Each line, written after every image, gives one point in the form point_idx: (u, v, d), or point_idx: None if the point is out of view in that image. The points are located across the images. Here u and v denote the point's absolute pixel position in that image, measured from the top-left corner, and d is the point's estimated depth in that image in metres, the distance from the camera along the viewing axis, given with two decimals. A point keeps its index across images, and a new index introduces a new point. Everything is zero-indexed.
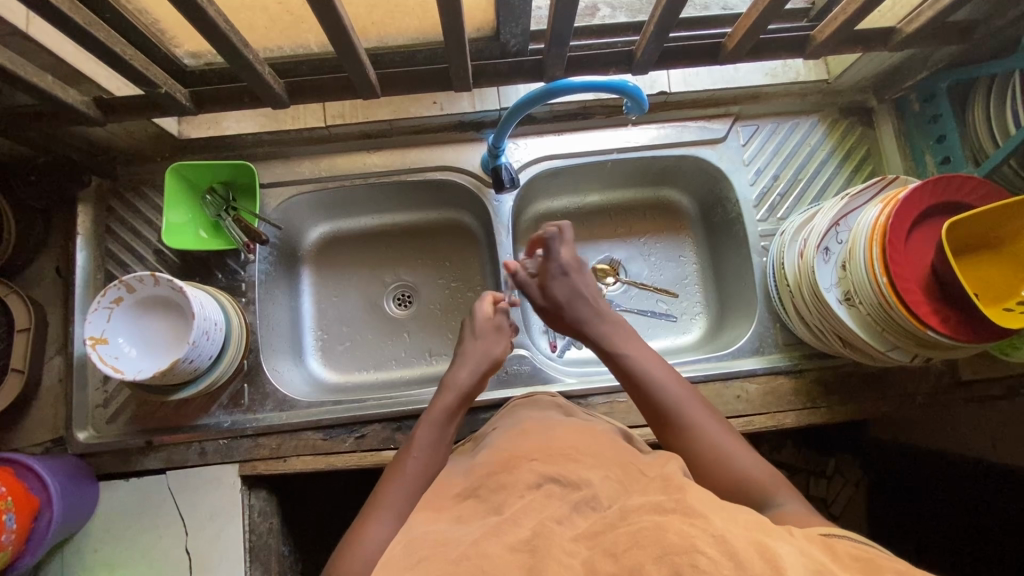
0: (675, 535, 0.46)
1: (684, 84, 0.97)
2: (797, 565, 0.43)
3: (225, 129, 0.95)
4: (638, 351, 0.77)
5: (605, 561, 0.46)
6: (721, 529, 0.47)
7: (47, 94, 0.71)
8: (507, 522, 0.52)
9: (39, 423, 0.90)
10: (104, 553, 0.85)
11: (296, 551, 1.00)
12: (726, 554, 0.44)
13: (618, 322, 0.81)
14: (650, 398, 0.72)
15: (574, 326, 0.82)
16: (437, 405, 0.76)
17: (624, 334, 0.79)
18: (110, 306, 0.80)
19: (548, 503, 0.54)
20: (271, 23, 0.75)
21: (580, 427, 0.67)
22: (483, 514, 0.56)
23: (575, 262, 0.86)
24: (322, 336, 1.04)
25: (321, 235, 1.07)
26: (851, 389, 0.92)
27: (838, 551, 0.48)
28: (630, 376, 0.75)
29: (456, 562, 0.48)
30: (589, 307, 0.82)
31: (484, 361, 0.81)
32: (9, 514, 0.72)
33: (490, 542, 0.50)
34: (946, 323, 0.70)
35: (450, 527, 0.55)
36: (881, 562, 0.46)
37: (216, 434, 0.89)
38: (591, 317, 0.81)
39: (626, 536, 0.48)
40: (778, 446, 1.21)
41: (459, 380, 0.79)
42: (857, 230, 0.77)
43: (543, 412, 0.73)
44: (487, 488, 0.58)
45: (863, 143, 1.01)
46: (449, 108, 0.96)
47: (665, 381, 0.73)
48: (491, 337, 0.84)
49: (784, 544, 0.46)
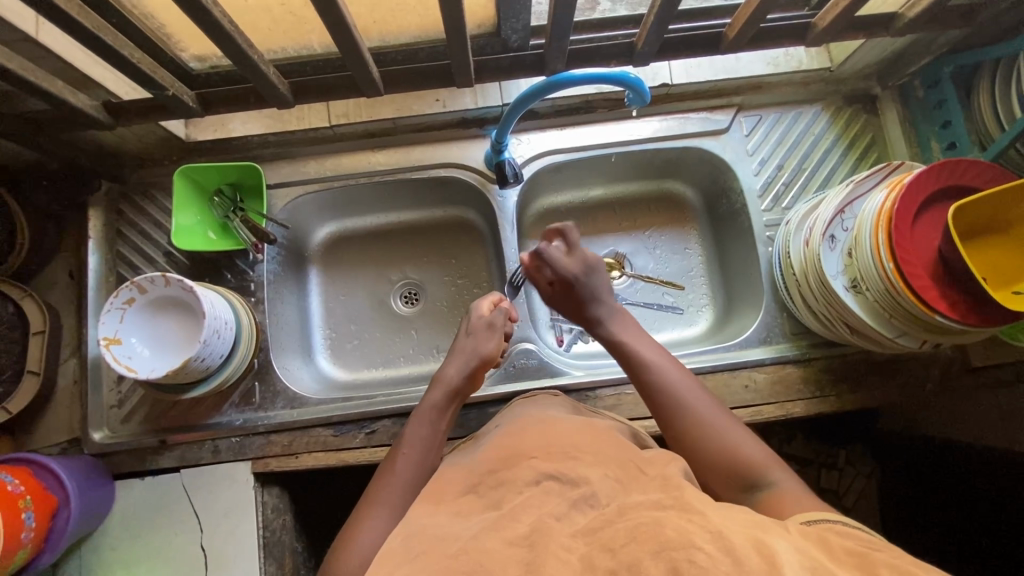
0: (673, 531, 0.46)
1: (685, 76, 0.97)
2: (793, 560, 0.44)
3: (231, 131, 0.97)
4: (640, 342, 0.78)
5: (603, 555, 0.47)
6: (718, 526, 0.47)
7: (58, 99, 0.72)
8: (506, 518, 0.53)
9: (56, 424, 0.92)
10: (121, 551, 0.86)
11: (310, 548, 1.01)
12: (723, 550, 0.44)
13: (622, 316, 0.82)
14: (648, 385, 0.73)
15: (582, 319, 0.83)
16: (427, 401, 0.77)
17: (629, 327, 0.80)
18: (122, 306, 0.82)
19: (546, 500, 0.54)
20: (274, 25, 0.76)
21: (581, 425, 0.68)
22: (482, 510, 0.56)
23: (586, 263, 0.83)
24: (332, 334, 1.05)
25: (328, 234, 1.08)
26: (860, 377, 0.92)
27: (833, 545, 0.48)
28: (632, 365, 0.75)
29: (455, 556, 0.49)
30: (604, 307, 0.82)
31: (472, 358, 0.81)
32: (29, 513, 0.74)
33: (489, 536, 0.51)
34: (954, 308, 0.70)
35: (449, 521, 0.55)
36: (876, 556, 0.46)
37: (229, 432, 0.90)
38: (599, 315, 0.81)
39: (625, 531, 0.48)
40: (789, 439, 1.24)
41: (449, 376, 0.79)
42: (862, 217, 0.77)
43: (544, 409, 0.74)
44: (486, 485, 0.59)
45: (868, 131, 1.01)
46: (451, 105, 0.98)
47: (661, 367, 0.74)
48: (481, 335, 0.83)
49: (781, 541, 0.46)
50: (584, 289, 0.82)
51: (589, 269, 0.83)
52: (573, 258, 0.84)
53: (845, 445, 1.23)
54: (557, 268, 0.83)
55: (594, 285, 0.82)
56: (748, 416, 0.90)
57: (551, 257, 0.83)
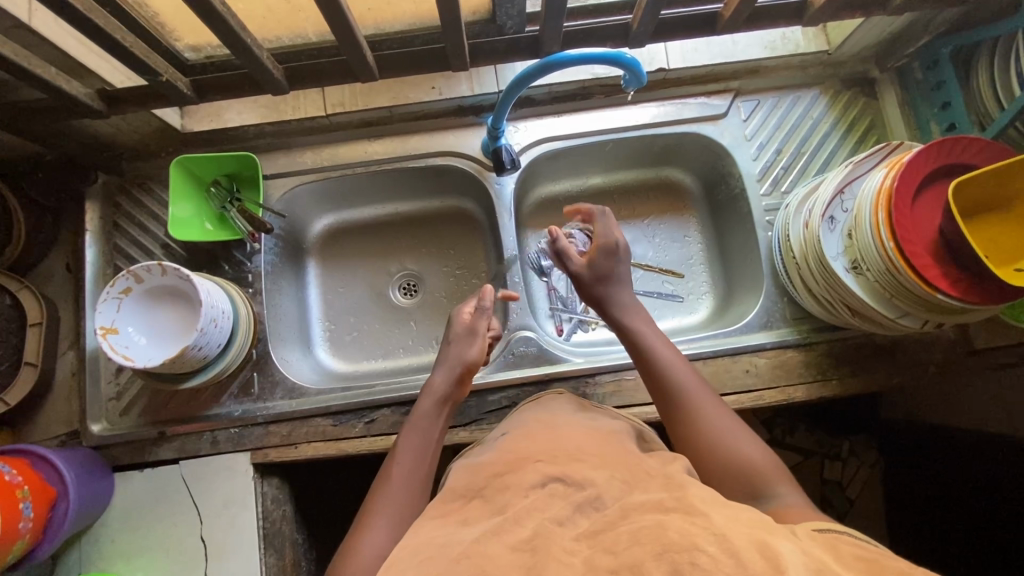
0: (675, 534, 0.46)
1: (683, 60, 0.97)
2: (796, 561, 0.43)
3: (226, 121, 0.96)
4: (652, 332, 0.78)
5: (604, 557, 0.46)
6: (722, 528, 0.46)
7: (51, 86, 0.72)
8: (509, 522, 0.52)
9: (54, 417, 0.91)
10: (121, 542, 0.86)
11: (310, 539, 1.01)
12: (727, 552, 0.44)
13: (637, 305, 0.82)
14: (654, 376, 0.74)
15: (597, 301, 0.82)
16: (417, 411, 0.77)
17: (642, 317, 0.80)
18: (119, 296, 0.81)
19: (550, 503, 0.54)
20: (268, 13, 0.77)
21: (589, 428, 0.67)
22: (487, 515, 0.55)
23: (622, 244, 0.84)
24: (330, 327, 1.05)
25: (325, 227, 1.08)
26: (862, 361, 0.91)
27: (840, 551, 0.47)
28: (641, 354, 0.76)
29: (457, 560, 0.48)
30: (625, 291, 0.82)
31: (456, 366, 0.80)
32: (26, 503, 0.73)
33: (491, 541, 0.50)
34: (956, 286, 0.70)
35: (454, 529, 0.54)
36: (883, 564, 0.45)
37: (228, 423, 0.90)
38: (620, 295, 0.81)
39: (627, 534, 0.47)
40: (792, 430, 1.22)
41: (436, 385, 0.79)
42: (861, 196, 0.76)
43: (554, 412, 0.73)
44: (492, 489, 0.59)
45: (867, 114, 1.00)
46: (448, 93, 0.97)
47: (674, 365, 0.74)
48: (463, 341, 0.83)
49: (786, 544, 0.46)
50: (606, 265, 0.82)
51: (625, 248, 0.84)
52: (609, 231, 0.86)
53: (851, 434, 1.21)
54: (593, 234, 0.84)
55: (623, 266, 0.83)
56: (749, 401, 0.90)
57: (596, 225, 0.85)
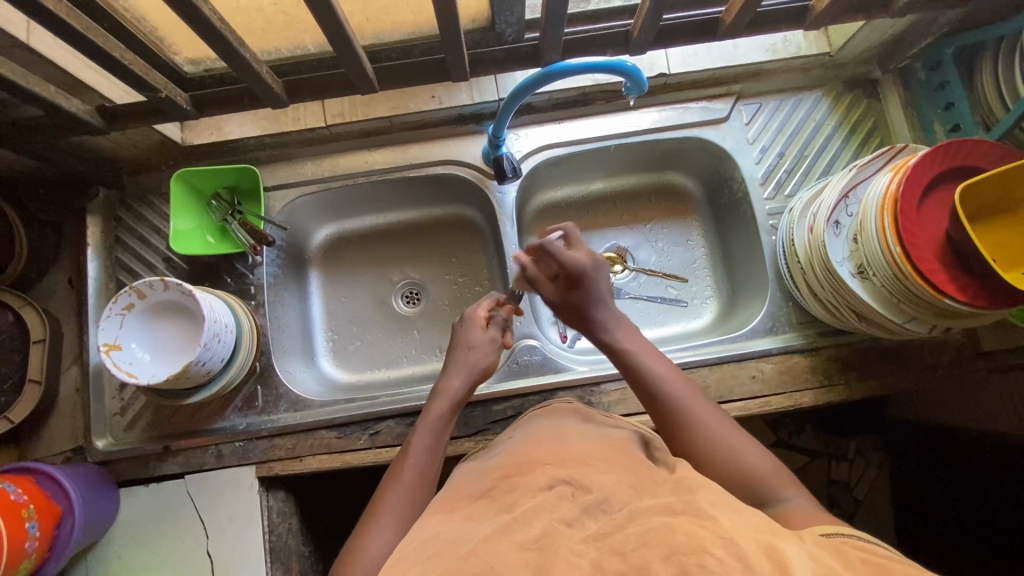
0: (683, 536, 0.45)
1: (683, 65, 0.96)
2: (804, 563, 0.42)
3: (226, 133, 0.96)
4: (643, 347, 0.78)
5: (613, 559, 0.46)
6: (730, 531, 0.46)
7: (50, 103, 0.72)
8: (518, 521, 0.52)
9: (59, 432, 0.91)
10: (127, 559, 0.86)
11: (316, 551, 1.00)
12: (734, 555, 0.43)
13: (624, 321, 0.81)
14: (649, 390, 0.73)
15: (583, 321, 0.81)
16: (431, 413, 0.76)
17: (629, 332, 0.79)
18: (122, 312, 0.81)
19: (558, 505, 0.53)
20: (266, 25, 0.76)
21: (595, 435, 0.66)
22: (495, 513, 0.55)
23: (591, 260, 0.80)
24: (333, 336, 1.04)
25: (327, 236, 1.07)
26: (869, 364, 0.90)
27: (848, 555, 0.46)
28: (637, 372, 0.75)
29: (465, 558, 0.48)
30: (607, 311, 0.80)
31: (473, 371, 0.81)
32: (31, 522, 0.73)
33: (500, 540, 0.49)
34: (964, 290, 0.69)
35: (461, 527, 0.54)
36: (891, 567, 0.45)
37: (232, 436, 0.89)
38: (602, 320, 0.79)
39: (635, 536, 0.47)
40: (799, 432, 1.22)
41: (451, 388, 0.79)
42: (867, 201, 0.75)
43: (559, 420, 0.72)
44: (499, 490, 0.58)
45: (869, 116, 0.99)
46: (448, 102, 0.96)
47: (664, 374, 0.74)
48: (483, 348, 0.82)
49: (794, 548, 0.45)
50: (575, 294, 0.80)
51: (594, 265, 0.80)
52: (576, 252, 0.80)
53: (857, 436, 1.20)
54: (560, 260, 0.78)
55: (598, 284, 0.80)
56: (756, 408, 0.89)
57: (557, 250, 0.78)
